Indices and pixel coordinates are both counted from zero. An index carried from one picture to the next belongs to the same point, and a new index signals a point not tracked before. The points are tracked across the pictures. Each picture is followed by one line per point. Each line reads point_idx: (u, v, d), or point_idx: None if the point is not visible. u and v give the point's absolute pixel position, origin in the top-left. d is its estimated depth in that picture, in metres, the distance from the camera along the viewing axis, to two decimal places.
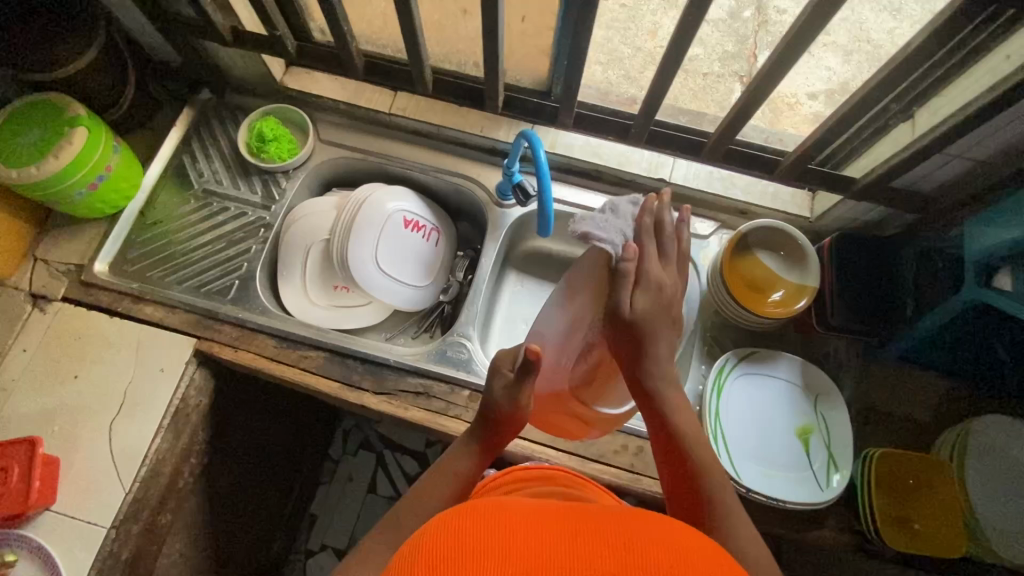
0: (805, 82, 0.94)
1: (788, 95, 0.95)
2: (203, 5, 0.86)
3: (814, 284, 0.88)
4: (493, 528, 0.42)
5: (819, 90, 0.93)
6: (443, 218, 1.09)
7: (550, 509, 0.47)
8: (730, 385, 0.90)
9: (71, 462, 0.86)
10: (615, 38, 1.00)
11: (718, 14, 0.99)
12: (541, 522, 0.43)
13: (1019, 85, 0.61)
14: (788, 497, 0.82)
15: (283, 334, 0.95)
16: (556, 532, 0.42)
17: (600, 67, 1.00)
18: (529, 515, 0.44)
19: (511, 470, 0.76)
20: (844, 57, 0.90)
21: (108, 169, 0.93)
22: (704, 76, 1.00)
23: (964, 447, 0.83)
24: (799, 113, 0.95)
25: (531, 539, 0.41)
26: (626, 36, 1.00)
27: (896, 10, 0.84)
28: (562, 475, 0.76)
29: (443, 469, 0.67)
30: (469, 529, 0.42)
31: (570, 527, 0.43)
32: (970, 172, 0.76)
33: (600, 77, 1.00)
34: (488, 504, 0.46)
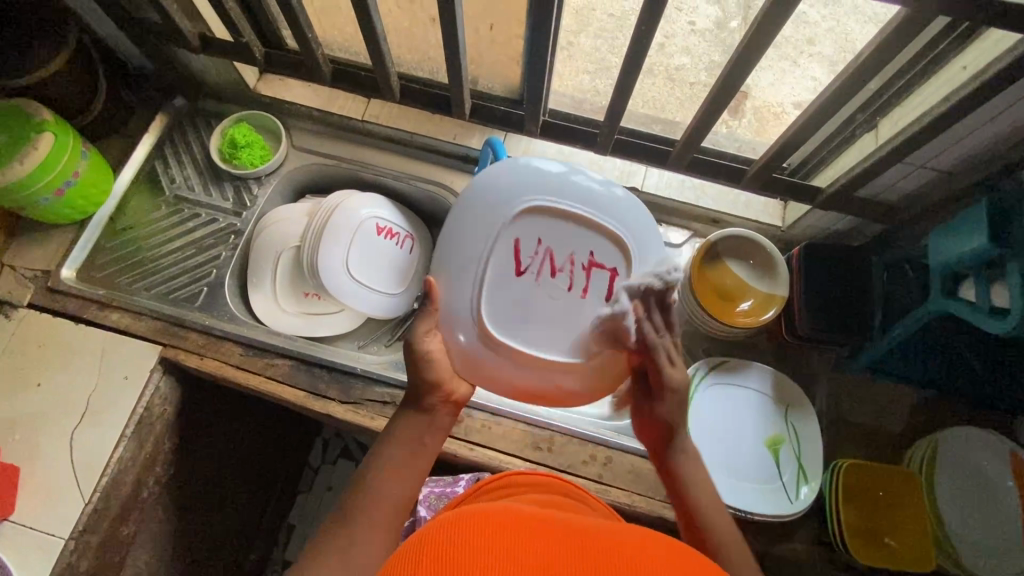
0: (792, 91, 0.87)
1: (773, 104, 0.90)
2: (168, 11, 0.86)
3: (783, 294, 0.87)
4: (498, 534, 0.43)
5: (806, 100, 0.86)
6: (418, 225, 1.08)
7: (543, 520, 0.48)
8: (701, 396, 0.89)
9: (30, 471, 0.85)
10: (603, 47, 0.92)
11: (704, 24, 0.91)
12: (548, 534, 0.44)
13: (971, 95, 0.61)
14: (755, 509, 0.82)
15: (249, 342, 0.94)
16: (555, 536, 0.44)
17: (588, 76, 0.95)
18: (536, 528, 0.45)
19: (507, 475, 0.71)
20: (829, 68, 0.81)
21: (75, 175, 0.92)
22: (691, 85, 0.94)
23: (934, 458, 0.82)
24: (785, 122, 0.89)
25: (529, 539, 0.43)
26: (616, 45, 0.90)
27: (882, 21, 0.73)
28: (549, 482, 0.71)
29: (390, 436, 0.64)
30: (478, 531, 0.43)
31: (579, 541, 0.44)
32: (933, 182, 0.76)
33: (587, 86, 0.96)
34: (495, 512, 0.47)
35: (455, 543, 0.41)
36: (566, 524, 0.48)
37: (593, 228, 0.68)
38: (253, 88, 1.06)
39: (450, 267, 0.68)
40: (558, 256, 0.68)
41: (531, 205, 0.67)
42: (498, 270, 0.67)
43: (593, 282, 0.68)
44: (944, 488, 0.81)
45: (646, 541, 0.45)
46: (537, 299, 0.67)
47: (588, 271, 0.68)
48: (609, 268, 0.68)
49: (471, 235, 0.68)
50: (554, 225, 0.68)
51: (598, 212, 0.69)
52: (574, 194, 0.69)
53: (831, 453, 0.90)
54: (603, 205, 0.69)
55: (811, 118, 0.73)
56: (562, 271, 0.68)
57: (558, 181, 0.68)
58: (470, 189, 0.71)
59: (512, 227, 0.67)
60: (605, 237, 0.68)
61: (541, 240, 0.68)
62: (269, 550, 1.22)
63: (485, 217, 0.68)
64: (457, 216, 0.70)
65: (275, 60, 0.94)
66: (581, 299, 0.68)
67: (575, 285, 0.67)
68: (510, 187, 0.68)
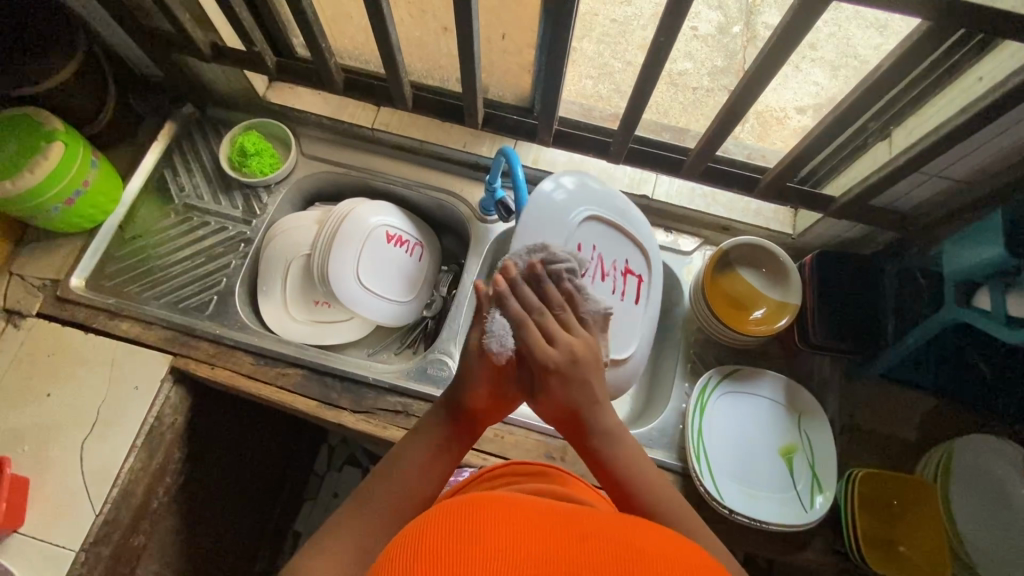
0: (794, 97, 0.91)
1: (775, 109, 0.93)
2: (181, 21, 0.86)
3: (796, 302, 0.87)
4: (496, 520, 0.40)
5: (807, 105, 0.90)
6: (427, 233, 1.08)
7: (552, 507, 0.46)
8: (714, 404, 0.89)
9: (41, 482, 0.84)
10: (605, 52, 1.00)
11: (707, 30, 1.01)
12: (550, 519, 0.42)
13: (990, 107, 0.61)
14: (770, 518, 0.81)
15: (261, 351, 0.94)
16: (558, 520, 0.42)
17: (590, 81, 1.01)
18: (538, 514, 0.43)
19: (505, 464, 0.70)
20: (832, 72, 0.86)
21: (85, 184, 0.92)
22: (692, 90, 1.01)
23: (948, 468, 0.82)
24: (788, 127, 0.93)
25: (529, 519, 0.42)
26: (617, 49, 0.99)
27: (883, 26, 0.81)
28: (548, 472, 0.68)
29: (419, 436, 0.63)
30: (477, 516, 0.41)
31: (579, 529, 0.41)
32: (947, 192, 0.76)
33: (590, 91, 1.01)
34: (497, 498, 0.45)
35: (453, 529, 0.39)
36: (568, 512, 0.45)
37: (632, 241, 0.86)
38: (262, 95, 1.06)
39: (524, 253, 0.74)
40: (607, 263, 0.83)
41: (593, 216, 0.81)
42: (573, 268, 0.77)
43: (628, 286, 0.86)
44: (959, 488, 0.80)
45: (649, 531, 0.43)
46: (594, 297, 0.81)
47: (625, 277, 0.86)
48: (638, 275, 0.87)
49: (550, 232, 0.76)
50: (606, 235, 0.83)
51: (635, 228, 0.87)
52: (623, 215, 0.86)
53: (845, 462, 0.89)
54: (638, 224, 0.88)
55: (827, 128, 0.73)
56: (610, 275, 0.84)
57: (612, 199, 0.84)
58: (540, 188, 0.78)
59: (581, 231, 0.80)
60: (638, 248, 0.87)
61: (597, 247, 0.82)
62: (274, 559, 1.21)
63: (560, 218, 0.77)
64: (533, 208, 0.76)
65: (286, 68, 0.94)
66: (621, 299, 0.85)
67: (618, 288, 0.85)
68: (579, 198, 0.80)
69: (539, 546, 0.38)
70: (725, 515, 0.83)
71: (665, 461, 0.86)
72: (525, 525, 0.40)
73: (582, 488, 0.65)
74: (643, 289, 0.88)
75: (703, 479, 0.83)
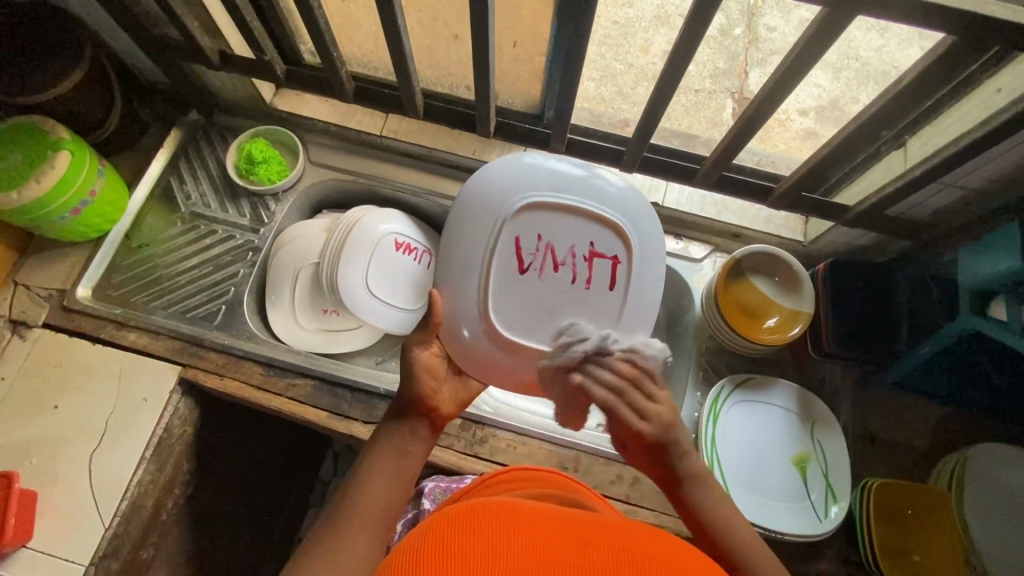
0: (796, 100, 0.98)
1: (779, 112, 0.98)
2: (191, 30, 0.86)
3: (809, 310, 0.87)
4: (498, 529, 0.41)
5: (809, 107, 0.98)
6: (436, 239, 1.07)
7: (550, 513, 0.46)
8: (726, 413, 0.89)
9: (49, 496, 0.83)
10: (607, 55, 1.04)
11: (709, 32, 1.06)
12: (551, 524, 0.43)
13: (1010, 120, 0.61)
14: (785, 528, 0.81)
15: (269, 361, 0.93)
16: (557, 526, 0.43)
17: (594, 83, 1.03)
18: (540, 518, 0.44)
19: (509, 469, 0.70)
20: (833, 74, 0.96)
21: (92, 193, 0.91)
22: (696, 92, 1.05)
23: (962, 476, 0.82)
24: (788, 129, 0.99)
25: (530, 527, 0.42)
26: (618, 52, 1.04)
27: (882, 29, 0.91)
28: (548, 477, 0.69)
29: (377, 446, 0.61)
30: (480, 523, 0.42)
31: (580, 534, 0.42)
32: (961, 202, 0.76)
33: (593, 92, 1.02)
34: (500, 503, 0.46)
35: (458, 535, 0.40)
36: (569, 516, 0.46)
37: (595, 218, 0.65)
38: (270, 102, 1.05)
39: (449, 268, 0.66)
40: (559, 249, 0.65)
41: (527, 199, 0.64)
42: (499, 270, 0.65)
43: (596, 273, 0.65)
44: (972, 501, 0.81)
45: (646, 536, 0.44)
46: (543, 295, 0.65)
47: (590, 262, 0.65)
48: (609, 257, 0.66)
49: (469, 237, 0.65)
50: (555, 218, 0.65)
51: (596, 200, 0.65)
52: (580, 189, 0.66)
53: (859, 471, 0.89)
54: (606, 194, 0.66)
55: (845, 139, 0.73)
56: (565, 264, 0.65)
57: (558, 172, 0.66)
58: (467, 189, 0.68)
59: (509, 223, 0.64)
60: (605, 226, 0.65)
61: (542, 233, 0.65)
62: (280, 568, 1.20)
63: (479, 215, 0.65)
64: (454, 217, 0.68)
65: (294, 76, 0.93)
66: (585, 290, 0.65)
67: (579, 278, 0.65)
68: (507, 185, 0.65)
69: (540, 548, 0.39)
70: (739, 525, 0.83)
71: None
72: (526, 530, 0.41)
73: (590, 496, 0.67)
74: (620, 276, 0.66)
75: None
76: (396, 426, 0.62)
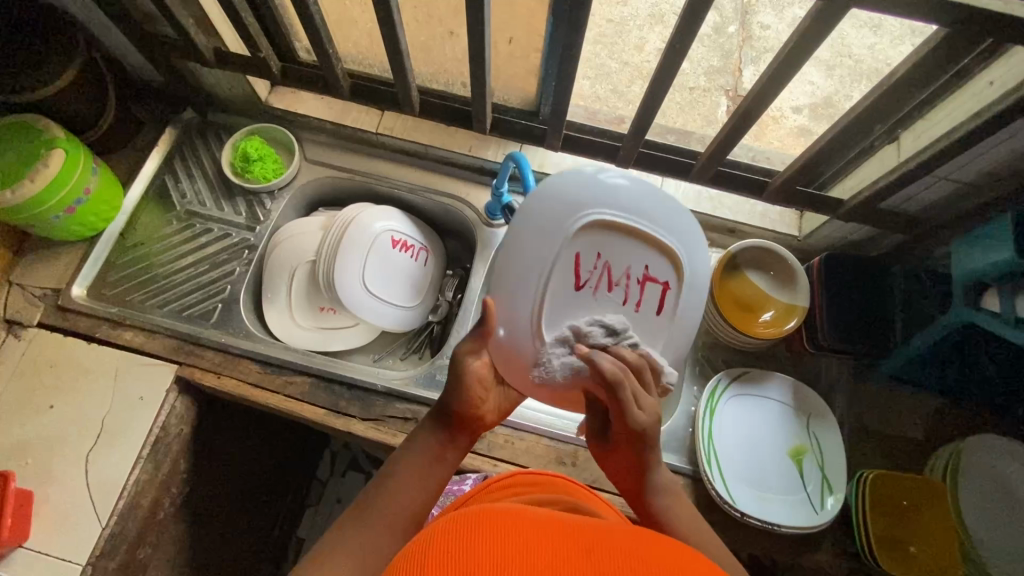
0: (791, 97, 0.99)
1: (774, 109, 0.99)
2: (185, 27, 0.85)
3: (804, 304, 0.88)
4: (501, 532, 0.41)
5: (803, 104, 0.98)
6: (432, 237, 1.07)
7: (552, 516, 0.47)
8: (722, 407, 0.89)
9: (45, 496, 0.83)
10: (602, 53, 1.04)
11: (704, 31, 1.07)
12: (554, 529, 0.43)
13: (1003, 111, 0.61)
14: (782, 521, 0.81)
15: (266, 359, 0.93)
16: (560, 528, 0.43)
17: (588, 81, 1.04)
18: (542, 524, 0.43)
19: (512, 473, 0.70)
20: (827, 71, 0.98)
21: (87, 191, 0.90)
22: (691, 89, 1.05)
23: (956, 467, 0.83)
24: (783, 126, 0.99)
25: (533, 530, 0.42)
26: (613, 50, 1.04)
27: (875, 26, 0.95)
28: (553, 481, 0.69)
29: (411, 451, 0.62)
30: (481, 532, 0.41)
31: (583, 536, 0.42)
32: (953, 195, 0.77)
33: (589, 91, 1.03)
34: (500, 509, 0.45)
35: (459, 548, 0.39)
36: (573, 522, 0.46)
37: (656, 242, 0.62)
38: (265, 101, 1.06)
39: (505, 280, 0.62)
40: (616, 271, 0.62)
41: (594, 217, 0.61)
42: (554, 287, 0.61)
43: (648, 298, 0.63)
44: (967, 492, 0.81)
45: (650, 538, 0.43)
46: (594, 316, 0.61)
47: (644, 287, 0.62)
48: (663, 283, 0.63)
49: (531, 250, 0.61)
50: (618, 241, 0.62)
51: (659, 225, 0.62)
52: (645, 212, 0.62)
53: (854, 463, 0.90)
54: (668, 217, 0.63)
55: (839, 134, 0.73)
56: (621, 285, 0.62)
57: (622, 187, 0.62)
58: (531, 200, 0.64)
59: (573, 239, 0.61)
60: (667, 253, 0.62)
61: (603, 253, 0.61)
62: (279, 566, 1.21)
63: (542, 228, 0.62)
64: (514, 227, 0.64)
65: (290, 73, 0.93)
66: (637, 314, 0.62)
67: (632, 301, 0.62)
68: (574, 202, 0.61)
69: (545, 555, 0.38)
70: (736, 518, 0.83)
71: (676, 464, 0.86)
72: (528, 538, 0.40)
73: (590, 499, 0.68)
74: (670, 302, 0.63)
75: (714, 483, 0.83)
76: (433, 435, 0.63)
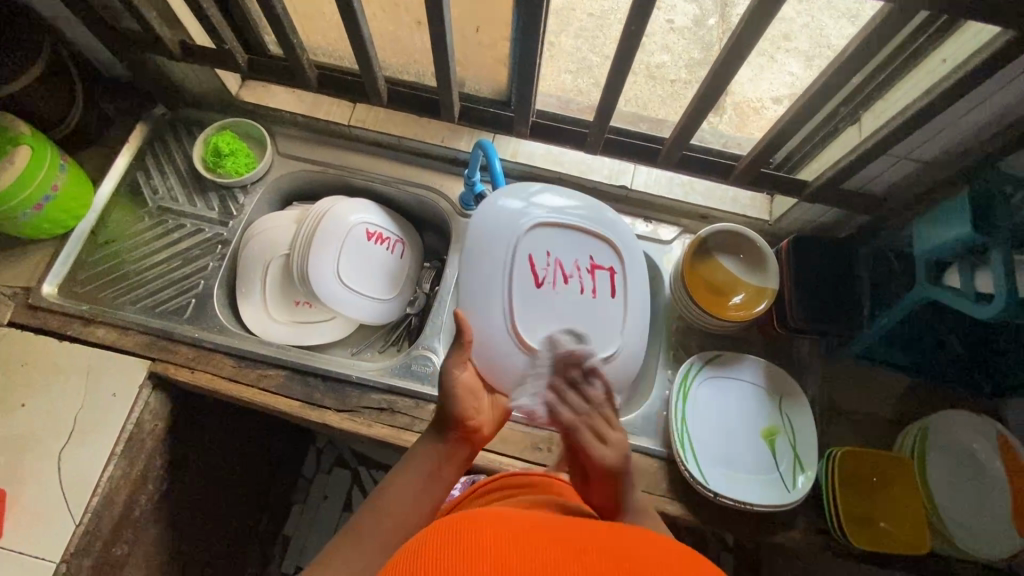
0: (770, 88, 0.95)
1: (753, 99, 0.97)
2: (147, 19, 0.85)
3: (774, 286, 0.89)
4: (492, 539, 0.39)
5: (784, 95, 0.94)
6: (407, 229, 1.08)
7: (546, 522, 0.45)
8: (696, 391, 0.90)
9: (18, 495, 0.82)
10: (584, 46, 0.98)
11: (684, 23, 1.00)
12: (545, 535, 0.41)
13: (953, 88, 0.62)
14: (756, 500, 0.82)
15: (241, 353, 0.93)
16: (552, 534, 0.41)
17: (569, 75, 1.00)
18: (529, 527, 0.42)
19: (501, 475, 0.69)
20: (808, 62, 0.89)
21: (55, 188, 0.90)
22: (671, 83, 1.01)
23: (924, 443, 0.84)
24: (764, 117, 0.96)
25: (523, 535, 0.40)
26: (595, 44, 0.97)
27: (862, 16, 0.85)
28: (548, 482, 0.67)
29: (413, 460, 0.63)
30: (468, 538, 0.40)
31: (575, 541, 0.41)
32: (915, 174, 0.78)
33: (570, 85, 1.00)
34: (490, 517, 0.43)
35: (445, 554, 0.38)
36: (561, 523, 0.45)
37: (592, 236, 0.78)
38: (236, 95, 1.05)
39: (471, 290, 0.72)
40: (567, 264, 0.75)
41: (533, 222, 0.75)
42: (521, 286, 0.72)
43: (600, 283, 0.76)
44: (935, 469, 0.83)
45: (640, 539, 0.42)
46: (560, 304, 0.74)
47: (592, 273, 0.76)
48: (607, 268, 0.77)
49: (489, 259, 0.72)
50: (558, 236, 0.76)
51: (600, 225, 0.79)
52: (580, 212, 0.78)
53: (826, 442, 0.91)
54: (594, 216, 0.79)
55: (799, 114, 0.74)
56: (573, 275, 0.75)
57: (559, 201, 0.78)
58: (473, 218, 0.76)
59: (528, 240, 0.74)
60: (601, 243, 0.78)
61: (551, 250, 0.75)
62: (265, 562, 1.22)
63: (496, 237, 0.73)
64: (469, 247, 0.74)
65: (257, 65, 0.93)
66: (594, 298, 0.76)
67: (586, 287, 0.76)
68: (512, 211, 0.75)
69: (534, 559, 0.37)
70: (710, 498, 0.83)
71: (650, 447, 0.87)
72: (518, 544, 0.39)
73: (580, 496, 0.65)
74: (618, 283, 0.77)
75: (688, 464, 0.83)
76: (433, 445, 0.64)
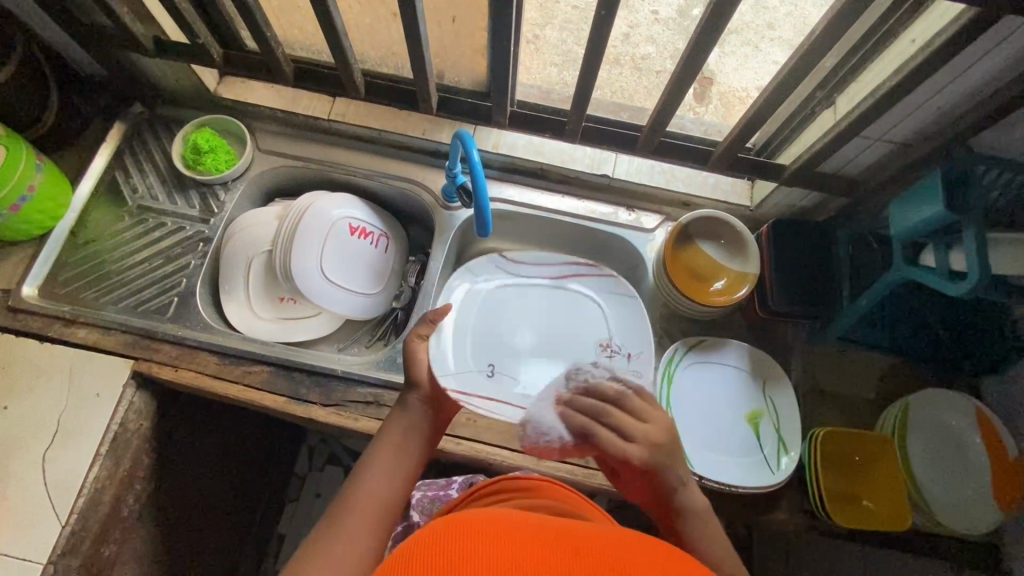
0: (755, 76, 0.92)
1: (738, 89, 0.94)
2: (120, 15, 0.84)
3: (755, 271, 0.89)
4: (483, 542, 0.38)
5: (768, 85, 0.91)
6: (391, 222, 1.07)
7: (538, 523, 0.44)
8: (680, 375, 0.91)
9: (3, 498, 0.82)
10: (569, 39, 0.94)
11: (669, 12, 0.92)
12: (538, 535, 0.40)
13: (921, 67, 0.63)
14: (741, 483, 0.83)
15: (225, 350, 0.92)
16: (547, 535, 0.40)
17: (556, 68, 0.96)
18: (519, 530, 0.41)
19: (499, 478, 0.69)
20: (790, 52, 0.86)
21: (30, 188, 0.89)
22: (657, 73, 0.96)
23: (905, 421, 0.85)
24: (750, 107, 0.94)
25: (517, 536, 0.39)
26: (580, 36, 0.93)
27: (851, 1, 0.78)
28: (545, 486, 0.68)
29: (385, 438, 0.68)
30: (459, 540, 0.38)
31: (569, 541, 0.40)
32: (889, 156, 0.79)
33: (555, 79, 0.97)
34: (482, 519, 0.42)
35: (427, 560, 0.36)
36: (556, 528, 0.43)
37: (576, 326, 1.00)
38: (214, 91, 1.05)
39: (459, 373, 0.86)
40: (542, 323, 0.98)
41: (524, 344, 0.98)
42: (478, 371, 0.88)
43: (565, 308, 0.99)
44: (915, 446, 0.84)
45: (636, 546, 0.41)
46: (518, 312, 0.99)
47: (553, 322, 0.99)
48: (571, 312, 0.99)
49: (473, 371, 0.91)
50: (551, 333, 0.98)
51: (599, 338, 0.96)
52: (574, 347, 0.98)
53: (809, 423, 0.92)
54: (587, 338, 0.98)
55: (772, 97, 0.74)
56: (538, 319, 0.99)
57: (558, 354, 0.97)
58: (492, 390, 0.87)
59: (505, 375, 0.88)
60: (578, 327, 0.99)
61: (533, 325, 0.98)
62: (258, 562, 1.22)
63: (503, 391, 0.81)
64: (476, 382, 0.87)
65: (234, 60, 0.93)
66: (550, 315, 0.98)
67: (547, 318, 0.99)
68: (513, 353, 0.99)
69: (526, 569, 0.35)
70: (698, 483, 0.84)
71: None
72: (512, 546, 0.38)
73: (578, 500, 0.66)
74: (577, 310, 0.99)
75: None
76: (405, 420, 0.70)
